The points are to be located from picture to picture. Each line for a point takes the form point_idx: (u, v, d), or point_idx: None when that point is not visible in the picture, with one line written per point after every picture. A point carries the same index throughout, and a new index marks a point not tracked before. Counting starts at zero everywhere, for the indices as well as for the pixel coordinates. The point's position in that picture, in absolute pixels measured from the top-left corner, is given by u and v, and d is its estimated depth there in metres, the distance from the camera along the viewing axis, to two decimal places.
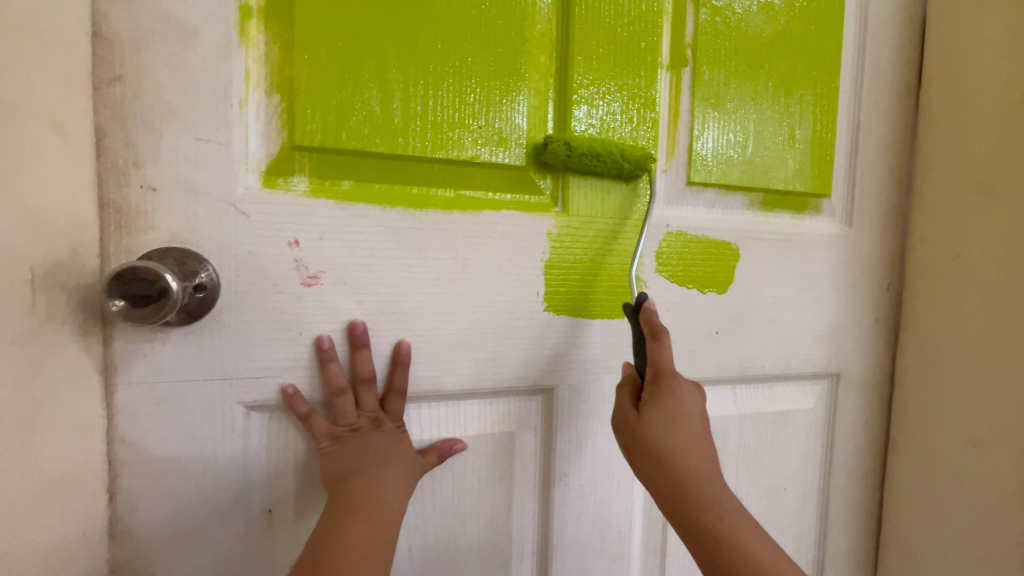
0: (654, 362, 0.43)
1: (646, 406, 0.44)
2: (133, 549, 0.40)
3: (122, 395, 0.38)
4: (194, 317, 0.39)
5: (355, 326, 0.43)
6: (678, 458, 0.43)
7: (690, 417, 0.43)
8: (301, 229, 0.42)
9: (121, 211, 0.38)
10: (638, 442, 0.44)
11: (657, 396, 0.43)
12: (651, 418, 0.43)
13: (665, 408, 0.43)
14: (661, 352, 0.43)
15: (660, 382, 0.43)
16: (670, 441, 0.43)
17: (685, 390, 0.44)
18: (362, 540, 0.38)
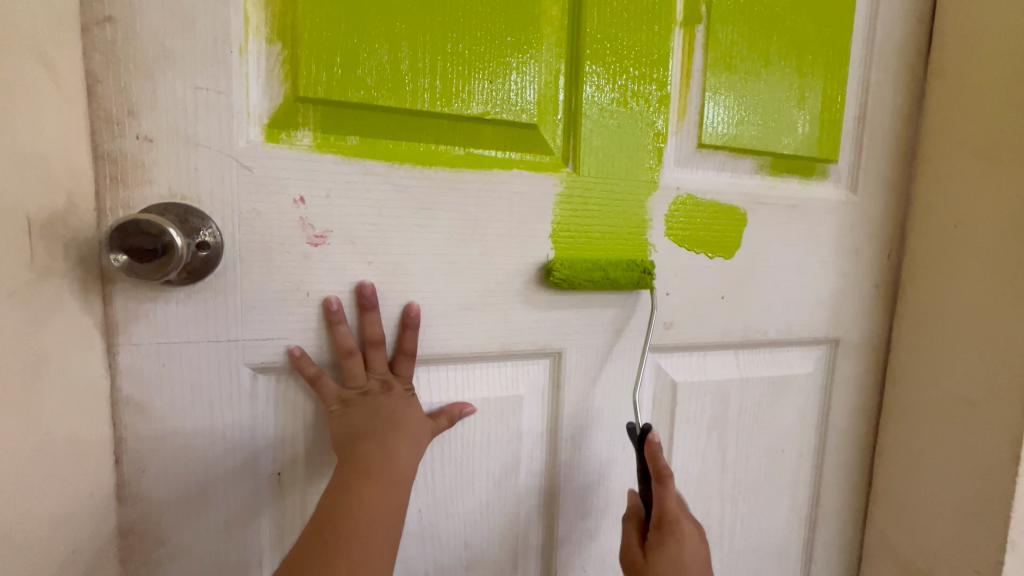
0: (659, 507, 0.43)
1: (652, 553, 0.44)
2: (142, 510, 0.39)
3: (125, 354, 0.37)
4: (196, 276, 0.37)
5: (363, 288, 0.42)
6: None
7: (696, 564, 0.44)
8: (307, 185, 0.40)
9: (118, 163, 0.36)
10: None
11: (663, 543, 0.44)
12: (657, 565, 0.44)
13: (672, 556, 0.43)
14: (668, 497, 0.43)
15: (665, 527, 0.43)
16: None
17: (690, 536, 0.44)
18: (376, 500, 0.37)
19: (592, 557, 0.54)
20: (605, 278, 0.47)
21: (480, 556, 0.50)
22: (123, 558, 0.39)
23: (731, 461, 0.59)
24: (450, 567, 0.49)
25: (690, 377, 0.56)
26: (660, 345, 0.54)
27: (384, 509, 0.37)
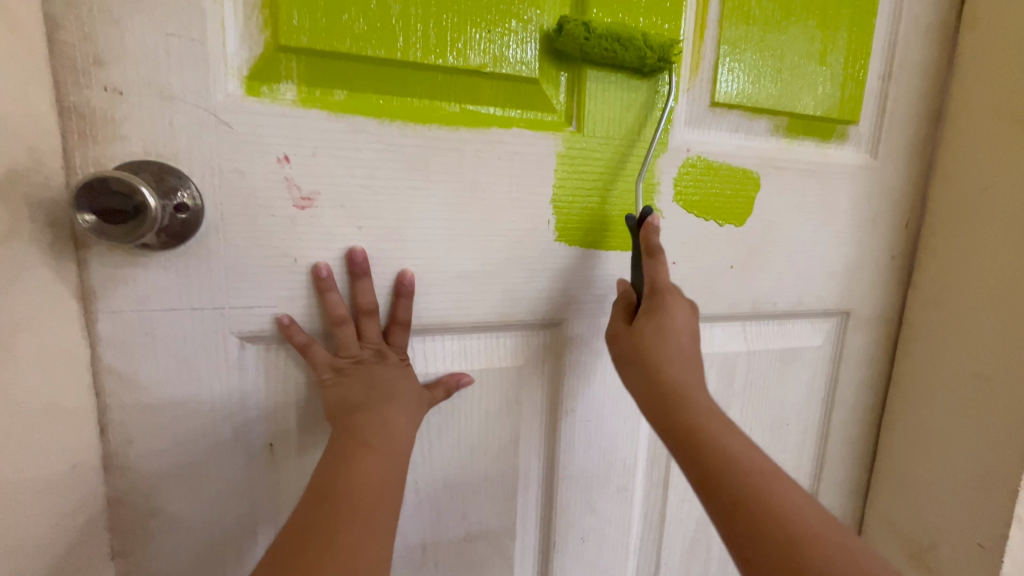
0: (649, 279, 0.43)
1: (639, 319, 0.43)
2: (132, 482, 0.38)
3: (104, 323, 0.36)
4: (176, 240, 0.36)
5: (354, 254, 0.40)
6: (673, 384, 0.41)
7: (683, 332, 0.42)
8: (292, 144, 0.38)
9: (85, 117, 0.33)
10: (627, 354, 0.43)
11: (651, 309, 0.42)
12: (641, 328, 0.42)
13: (658, 321, 0.42)
14: (655, 267, 0.43)
15: (656, 294, 0.43)
16: (663, 360, 0.41)
17: (681, 306, 0.42)
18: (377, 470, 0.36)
19: (591, 528, 0.54)
20: (616, 51, 0.41)
21: (478, 527, 0.49)
22: (114, 529, 0.38)
23: None
24: (447, 538, 0.49)
25: None
26: None
27: (385, 479, 0.36)
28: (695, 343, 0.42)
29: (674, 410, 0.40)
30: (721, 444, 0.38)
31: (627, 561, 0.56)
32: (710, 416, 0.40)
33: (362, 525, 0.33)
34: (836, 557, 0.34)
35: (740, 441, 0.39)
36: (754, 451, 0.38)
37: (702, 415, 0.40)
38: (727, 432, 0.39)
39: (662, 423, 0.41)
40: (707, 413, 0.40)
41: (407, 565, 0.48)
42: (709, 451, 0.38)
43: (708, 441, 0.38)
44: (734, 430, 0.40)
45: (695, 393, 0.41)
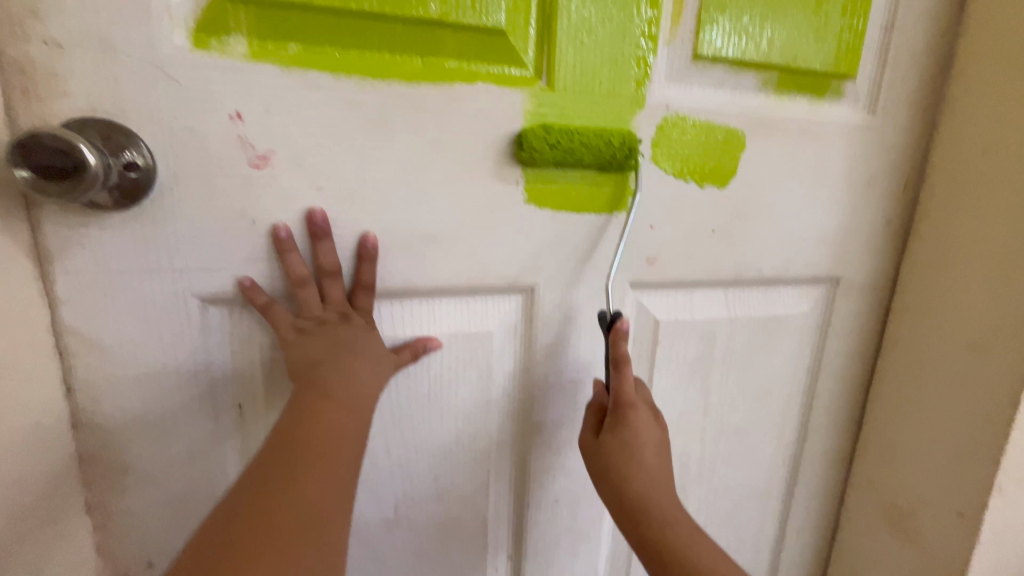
0: (614, 391, 0.43)
1: (606, 434, 0.44)
2: (101, 440, 0.39)
3: (62, 284, 0.36)
4: (129, 200, 0.35)
5: (314, 214, 0.39)
6: (639, 495, 0.42)
7: (647, 445, 0.43)
8: (245, 100, 0.36)
9: (27, 71, 0.32)
10: (596, 465, 0.44)
11: (616, 424, 0.43)
12: (609, 445, 0.43)
13: (623, 439, 0.43)
14: (622, 377, 0.43)
15: (621, 411, 0.43)
16: (628, 474, 0.42)
17: (645, 421, 0.44)
18: (341, 425, 0.36)
19: (566, 491, 0.54)
20: (583, 147, 0.42)
21: (452, 488, 0.50)
22: (87, 484, 0.40)
23: (715, 402, 0.58)
24: (420, 498, 0.50)
25: (675, 316, 0.53)
26: (643, 282, 0.51)
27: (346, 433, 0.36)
28: (658, 452, 0.44)
29: (640, 523, 0.42)
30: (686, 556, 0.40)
31: (602, 523, 0.57)
32: (674, 525, 0.42)
33: (324, 476, 0.34)
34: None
35: (704, 548, 0.41)
36: (718, 559, 0.40)
37: (667, 526, 0.42)
38: (690, 539, 0.41)
39: (631, 534, 0.43)
40: (671, 523, 0.42)
41: (381, 522, 0.49)
42: (677, 568, 0.40)
43: (675, 556, 0.40)
44: (698, 535, 0.42)
45: (660, 502, 0.42)
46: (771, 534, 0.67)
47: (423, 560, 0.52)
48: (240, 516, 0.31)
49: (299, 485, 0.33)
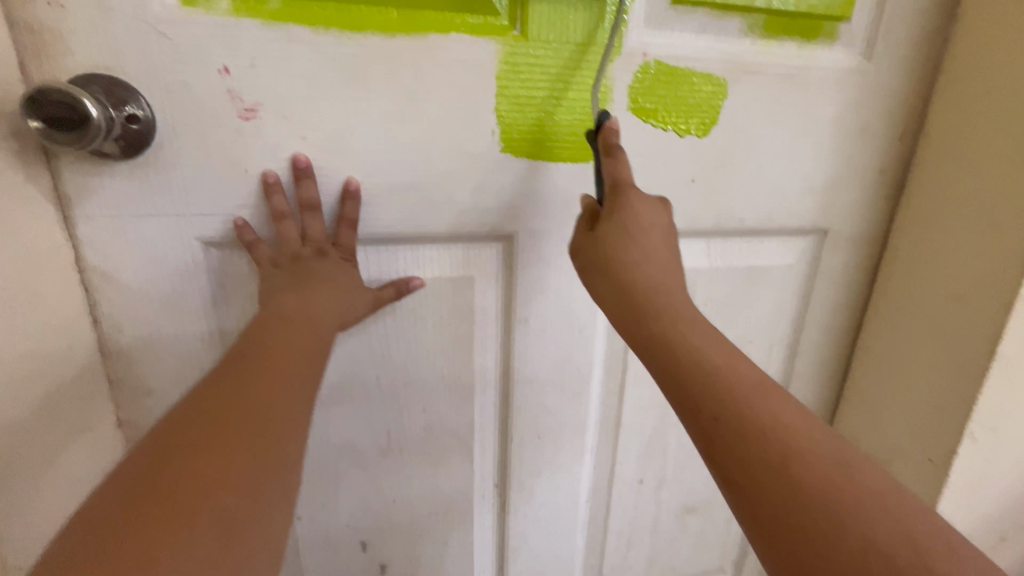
0: (610, 179, 0.42)
1: (603, 223, 0.42)
2: (128, 364, 0.45)
3: (82, 226, 0.40)
4: (133, 150, 0.39)
5: (298, 159, 0.42)
6: (647, 289, 0.40)
7: (653, 232, 0.41)
8: (231, 56, 0.39)
9: (35, 32, 0.36)
10: (594, 262, 0.42)
11: (613, 208, 0.41)
12: (607, 232, 0.41)
13: (621, 221, 0.41)
14: (616, 164, 0.42)
15: (618, 194, 0.41)
16: (634, 265, 0.40)
17: (645, 206, 0.42)
18: (309, 348, 0.39)
19: (546, 427, 0.58)
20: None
21: (438, 420, 0.55)
22: (118, 402, 0.46)
23: None
24: (410, 427, 0.55)
25: None
26: None
27: (307, 357, 0.38)
28: (664, 242, 0.42)
29: (648, 316, 0.39)
30: (700, 350, 0.37)
31: (581, 457, 0.61)
32: (688, 324, 0.38)
33: (275, 381, 0.36)
34: (826, 460, 0.32)
35: (723, 349, 0.37)
36: (735, 358, 0.37)
37: (681, 324, 0.38)
38: (706, 337, 0.38)
39: (639, 335, 0.39)
40: (683, 321, 0.39)
41: (375, 447, 0.55)
42: (690, 358, 0.36)
43: (687, 348, 0.37)
44: (715, 336, 0.38)
45: (670, 300, 0.40)
46: None
47: (414, 482, 0.57)
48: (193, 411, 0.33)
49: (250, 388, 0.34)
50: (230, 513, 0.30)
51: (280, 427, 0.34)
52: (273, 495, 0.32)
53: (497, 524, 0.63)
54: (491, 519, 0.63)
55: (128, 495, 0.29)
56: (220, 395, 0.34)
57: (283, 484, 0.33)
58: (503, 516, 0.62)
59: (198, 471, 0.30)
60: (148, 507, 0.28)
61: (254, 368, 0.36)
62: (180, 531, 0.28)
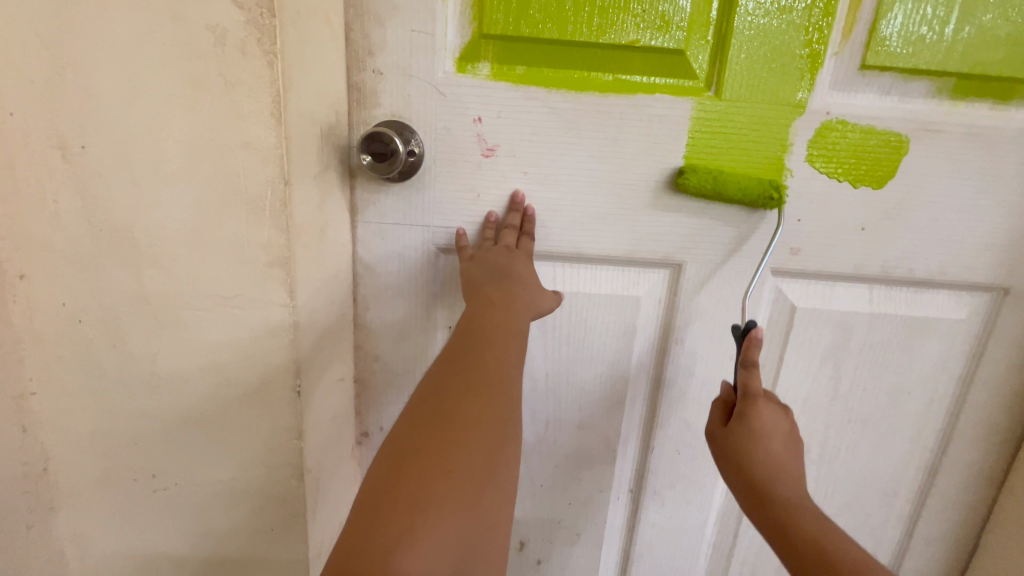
0: (742, 386, 0.48)
1: (733, 422, 0.49)
2: (367, 336, 0.58)
3: (361, 229, 0.54)
4: (406, 176, 0.51)
5: (516, 196, 0.53)
6: (765, 478, 0.47)
7: (772, 435, 0.48)
8: (483, 108, 0.51)
9: (361, 90, 0.50)
10: (721, 452, 0.50)
11: (744, 413, 0.48)
12: (734, 431, 0.49)
13: (749, 426, 0.48)
14: (752, 374, 0.48)
15: (749, 403, 0.48)
16: (756, 459, 0.47)
17: (771, 414, 0.48)
18: (513, 339, 0.47)
19: (686, 443, 0.63)
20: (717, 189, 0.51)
21: (591, 419, 0.62)
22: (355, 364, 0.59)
23: (845, 391, 0.61)
24: (566, 421, 0.63)
25: (811, 305, 0.58)
26: (783, 270, 0.56)
27: (511, 342, 0.47)
28: (785, 444, 0.48)
29: (765, 502, 0.46)
30: (811, 536, 0.43)
31: (716, 478, 0.65)
32: (800, 512, 0.45)
33: (502, 347, 0.46)
34: None
35: (832, 534, 0.43)
36: (844, 539, 0.43)
37: (793, 510, 0.45)
38: (818, 525, 0.44)
39: (759, 517, 0.47)
40: (795, 505, 0.46)
41: (534, 435, 0.63)
42: (804, 543, 0.43)
43: (801, 532, 0.44)
44: (826, 523, 0.45)
45: (786, 488, 0.46)
46: (894, 534, 0.68)
47: (561, 473, 0.65)
48: (449, 372, 0.44)
49: (486, 352, 0.45)
50: (490, 458, 0.40)
51: (506, 399, 0.44)
52: (508, 443, 0.42)
53: (626, 528, 0.68)
54: (623, 521, 0.68)
55: (414, 444, 0.40)
56: (464, 358, 0.45)
57: (507, 464, 0.42)
58: (633, 521, 0.67)
59: (453, 445, 0.40)
60: (431, 453, 0.39)
61: (484, 338, 0.46)
62: (458, 474, 0.38)
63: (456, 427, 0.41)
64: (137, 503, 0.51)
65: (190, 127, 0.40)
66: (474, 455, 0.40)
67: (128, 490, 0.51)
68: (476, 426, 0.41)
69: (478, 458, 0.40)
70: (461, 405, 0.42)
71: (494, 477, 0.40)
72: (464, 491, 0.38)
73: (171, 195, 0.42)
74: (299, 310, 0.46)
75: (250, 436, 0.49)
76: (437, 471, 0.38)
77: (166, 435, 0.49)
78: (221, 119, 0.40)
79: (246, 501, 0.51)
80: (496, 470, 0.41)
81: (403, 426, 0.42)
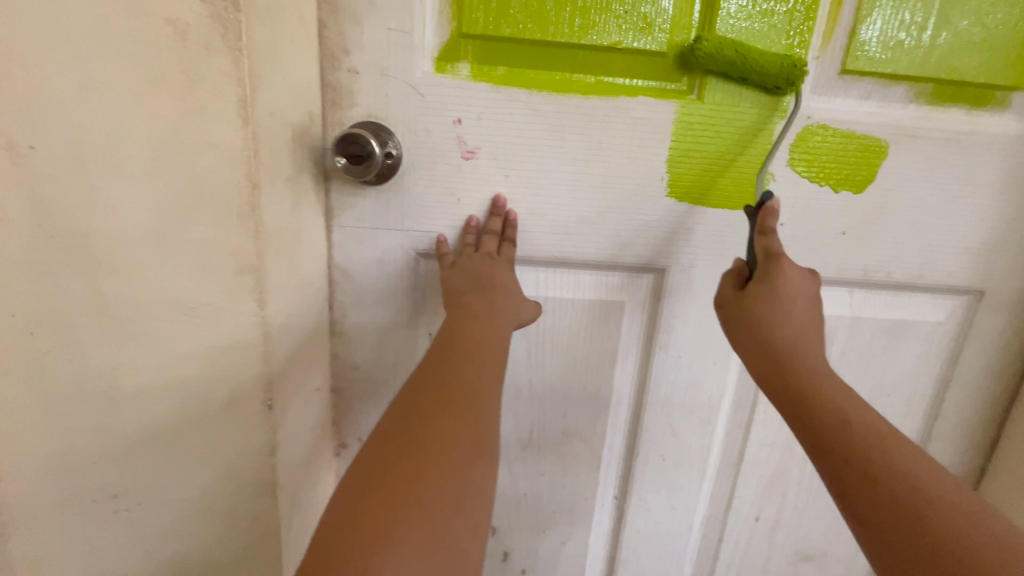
0: (762, 250, 0.46)
1: (752, 287, 0.46)
2: (344, 344, 0.56)
3: (337, 234, 0.52)
4: (384, 179, 0.50)
5: (497, 200, 0.52)
6: (784, 344, 0.44)
7: (795, 300, 0.45)
8: (463, 109, 0.49)
9: (337, 90, 0.48)
10: (735, 318, 0.47)
11: (764, 274, 0.46)
12: (754, 295, 0.46)
13: (770, 288, 0.45)
14: (772, 238, 0.46)
15: (770, 262, 0.45)
16: (776, 324, 0.45)
17: (795, 275, 0.46)
18: (494, 348, 0.46)
19: (670, 449, 0.63)
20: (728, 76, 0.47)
21: (575, 426, 0.61)
22: (333, 373, 0.57)
23: None
24: (550, 429, 0.62)
25: None
26: None
27: (492, 353, 0.46)
28: (808, 308, 0.46)
29: (786, 369, 0.44)
30: (831, 404, 0.41)
31: (701, 483, 0.64)
32: (818, 379, 0.43)
33: (480, 363, 0.45)
34: (955, 503, 0.35)
35: (850, 403, 0.41)
36: (866, 411, 0.41)
37: (811, 379, 0.43)
38: (836, 394, 0.42)
39: (774, 386, 0.44)
40: (815, 373, 0.43)
41: (518, 443, 0.62)
42: (822, 408, 0.41)
43: (819, 397, 0.42)
44: (845, 393, 0.42)
45: (805, 356, 0.44)
46: None
47: (546, 481, 0.64)
48: (424, 391, 0.43)
49: (462, 369, 0.44)
50: (460, 488, 0.38)
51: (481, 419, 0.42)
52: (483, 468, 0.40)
53: (611, 536, 0.68)
54: (607, 529, 0.67)
55: (382, 471, 0.38)
56: (442, 373, 0.44)
57: (481, 492, 0.39)
58: (618, 528, 0.67)
59: (422, 473, 0.38)
60: (398, 482, 0.37)
61: (463, 350, 0.45)
62: (424, 505, 0.36)
63: (426, 452, 0.39)
64: (98, 524, 0.49)
65: (152, 127, 0.38)
66: (443, 482, 0.38)
67: (89, 511, 0.48)
68: (451, 447, 0.39)
69: (447, 486, 0.38)
70: (433, 428, 0.40)
71: (463, 505, 0.38)
72: (433, 518, 0.36)
73: (132, 199, 0.39)
74: (270, 320, 0.44)
75: (220, 454, 0.47)
76: (405, 495, 0.37)
77: (129, 452, 0.46)
78: (185, 119, 0.38)
79: (216, 522, 0.49)
80: (466, 497, 0.38)
81: (373, 449, 0.40)
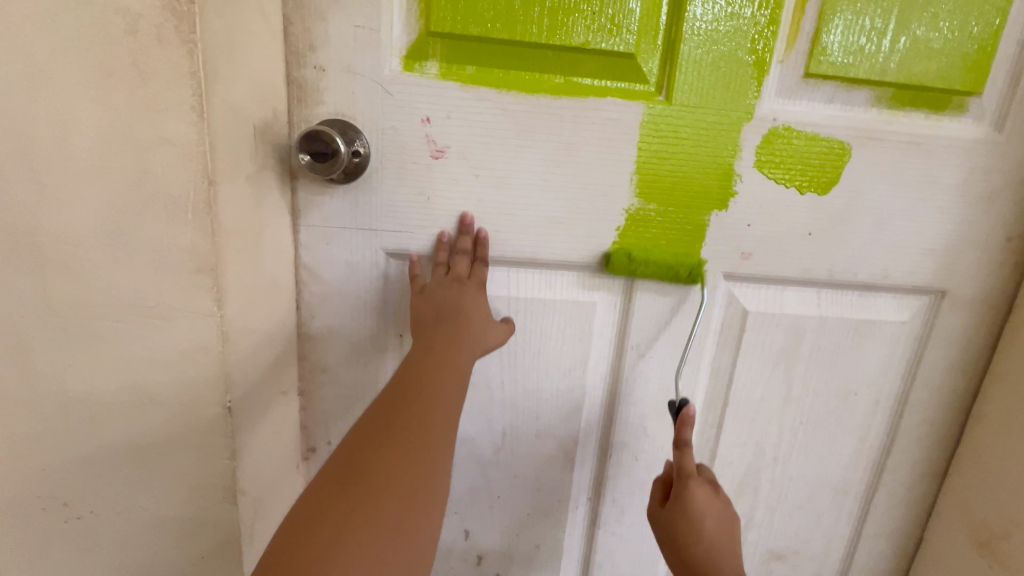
0: (678, 467, 0.50)
1: (671, 504, 0.50)
2: (312, 345, 0.55)
3: (304, 233, 0.51)
4: (351, 177, 0.49)
5: (465, 218, 0.52)
6: (699, 555, 0.47)
7: (710, 516, 0.49)
8: (432, 108, 0.49)
9: (302, 86, 0.47)
10: (662, 532, 0.51)
11: (679, 495, 0.50)
12: (673, 512, 0.50)
13: (685, 509, 0.49)
14: (685, 453, 0.50)
15: (683, 484, 0.50)
16: (690, 537, 0.48)
17: (707, 494, 0.49)
18: (459, 367, 0.46)
19: (644, 450, 0.63)
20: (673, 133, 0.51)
21: (548, 428, 0.61)
22: (301, 375, 0.56)
23: (797, 394, 0.62)
24: (523, 431, 0.61)
25: (763, 309, 0.58)
26: (736, 275, 0.57)
27: (455, 365, 0.46)
28: (722, 523, 0.49)
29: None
30: None
31: None
32: None
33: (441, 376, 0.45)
34: None
35: None
36: None
37: None
38: None
39: None
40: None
41: (491, 445, 0.61)
42: None
43: None
44: None
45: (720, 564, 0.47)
46: (845, 533, 0.69)
47: (519, 483, 0.63)
48: (385, 405, 0.43)
49: (424, 382, 0.44)
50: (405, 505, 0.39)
51: (435, 437, 0.42)
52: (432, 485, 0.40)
53: (585, 538, 0.67)
54: (581, 531, 0.67)
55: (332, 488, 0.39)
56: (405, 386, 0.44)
57: (430, 507, 0.40)
58: (593, 529, 0.66)
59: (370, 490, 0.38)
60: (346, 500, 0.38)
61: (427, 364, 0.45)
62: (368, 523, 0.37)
63: (375, 470, 0.39)
64: (49, 535, 0.47)
65: (104, 121, 0.37)
66: (388, 504, 0.38)
67: (39, 521, 0.46)
68: (403, 464, 0.40)
69: (395, 505, 0.38)
70: (386, 444, 0.41)
71: (416, 527, 0.39)
72: (375, 534, 0.37)
73: (84, 195, 0.38)
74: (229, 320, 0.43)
75: (178, 456, 0.46)
76: (351, 511, 0.38)
77: (81, 458, 0.45)
78: (137, 114, 0.37)
79: (175, 527, 0.48)
80: (412, 516, 0.39)
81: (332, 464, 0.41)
